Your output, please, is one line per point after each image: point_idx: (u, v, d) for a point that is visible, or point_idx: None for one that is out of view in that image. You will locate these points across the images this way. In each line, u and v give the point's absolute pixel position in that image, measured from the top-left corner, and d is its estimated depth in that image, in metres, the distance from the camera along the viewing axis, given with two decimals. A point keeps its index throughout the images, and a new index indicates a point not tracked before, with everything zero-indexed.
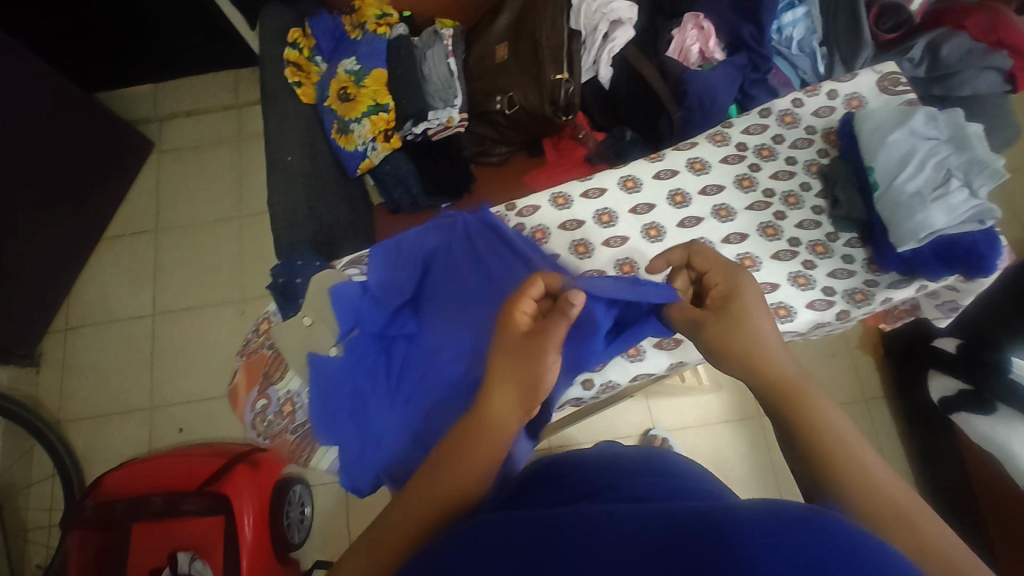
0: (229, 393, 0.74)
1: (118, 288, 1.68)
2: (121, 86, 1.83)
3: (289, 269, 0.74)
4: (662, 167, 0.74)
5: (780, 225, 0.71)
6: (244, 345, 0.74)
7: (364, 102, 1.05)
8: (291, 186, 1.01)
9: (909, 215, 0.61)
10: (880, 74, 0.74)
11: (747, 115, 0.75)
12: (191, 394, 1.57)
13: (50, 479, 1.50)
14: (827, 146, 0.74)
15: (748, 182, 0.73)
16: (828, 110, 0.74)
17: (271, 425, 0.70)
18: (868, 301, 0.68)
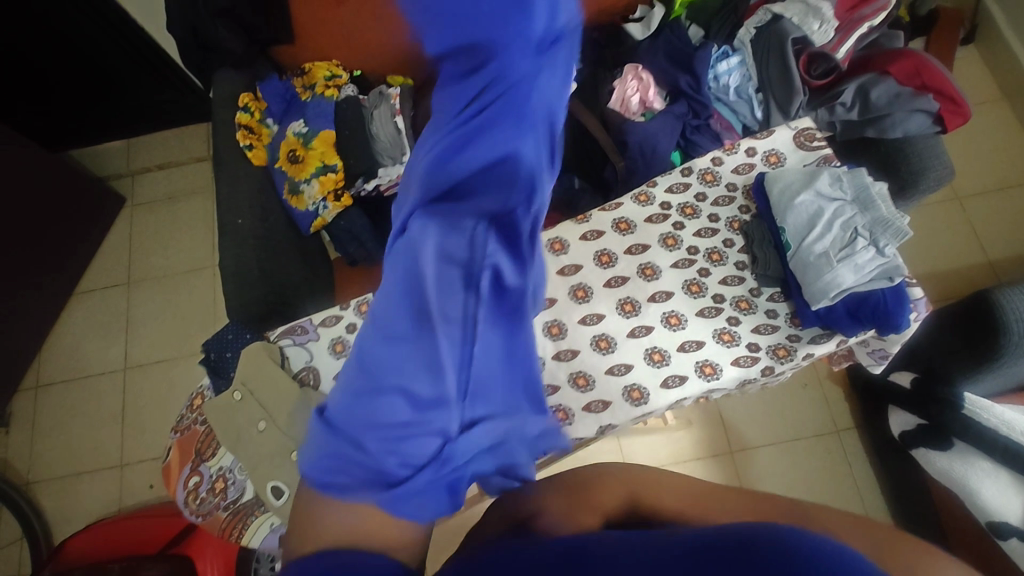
0: (163, 471, 0.75)
1: (90, 344, 1.68)
2: (94, 143, 1.85)
3: (219, 344, 0.76)
4: (588, 228, 0.80)
5: (703, 282, 0.76)
6: (177, 423, 0.75)
7: (312, 164, 1.07)
8: (241, 248, 1.02)
9: (819, 275, 0.67)
10: (795, 130, 0.81)
11: (670, 176, 0.82)
12: (162, 449, 1.55)
13: (18, 543, 1.49)
14: (746, 203, 0.80)
15: (672, 241, 0.78)
16: (745, 167, 0.81)
17: (203, 503, 0.71)
18: (791, 356, 0.72)
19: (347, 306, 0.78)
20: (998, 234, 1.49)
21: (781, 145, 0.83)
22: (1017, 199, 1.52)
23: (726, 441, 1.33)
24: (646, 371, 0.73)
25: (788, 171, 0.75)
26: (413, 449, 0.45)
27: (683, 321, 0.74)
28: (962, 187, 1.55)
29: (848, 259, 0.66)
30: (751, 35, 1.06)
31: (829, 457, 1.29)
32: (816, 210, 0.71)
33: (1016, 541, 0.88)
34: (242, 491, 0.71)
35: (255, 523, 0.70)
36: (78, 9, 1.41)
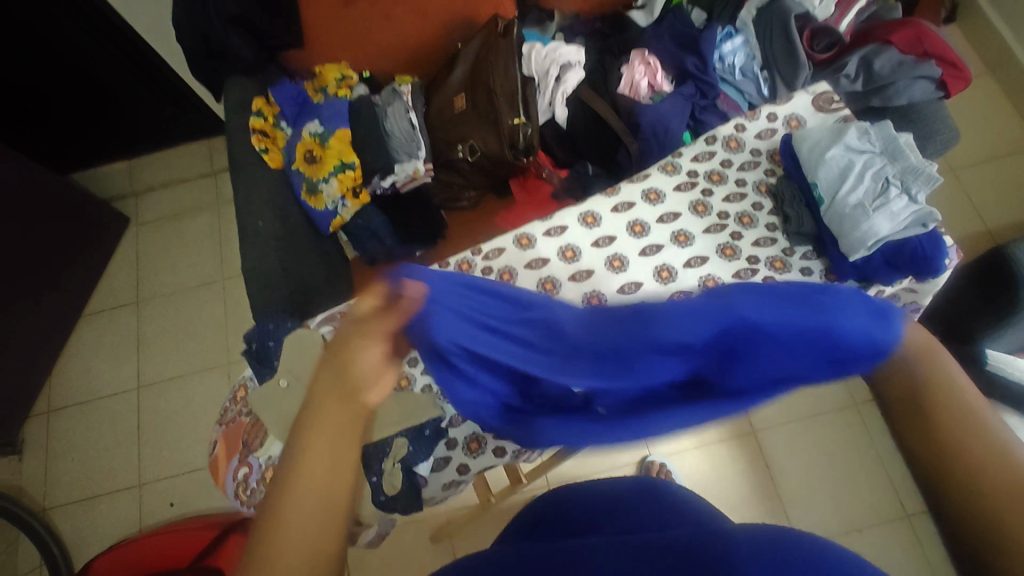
0: (212, 465, 0.84)
1: (101, 365, 1.66)
2: (93, 165, 1.84)
3: (262, 335, 0.84)
4: (619, 201, 0.89)
5: (737, 245, 0.85)
6: (223, 416, 0.85)
7: (330, 162, 1.08)
8: (263, 249, 1.03)
9: (857, 225, 0.76)
10: (813, 94, 0.92)
11: (696, 146, 0.93)
12: (182, 465, 1.53)
13: (36, 570, 1.46)
14: (772, 164, 0.91)
15: (703, 208, 0.88)
16: (767, 132, 0.92)
17: (255, 493, 0.78)
18: None
19: None
20: (998, 201, 1.52)
21: (800, 109, 0.93)
22: (1012, 168, 1.56)
23: (747, 421, 1.41)
24: None
25: (813, 130, 0.85)
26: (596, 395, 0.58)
27: None
28: (958, 161, 1.59)
29: (883, 209, 0.76)
30: (752, 15, 1.10)
31: (852, 430, 1.37)
32: (846, 163, 0.80)
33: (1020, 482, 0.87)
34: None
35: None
36: (74, 23, 1.41)
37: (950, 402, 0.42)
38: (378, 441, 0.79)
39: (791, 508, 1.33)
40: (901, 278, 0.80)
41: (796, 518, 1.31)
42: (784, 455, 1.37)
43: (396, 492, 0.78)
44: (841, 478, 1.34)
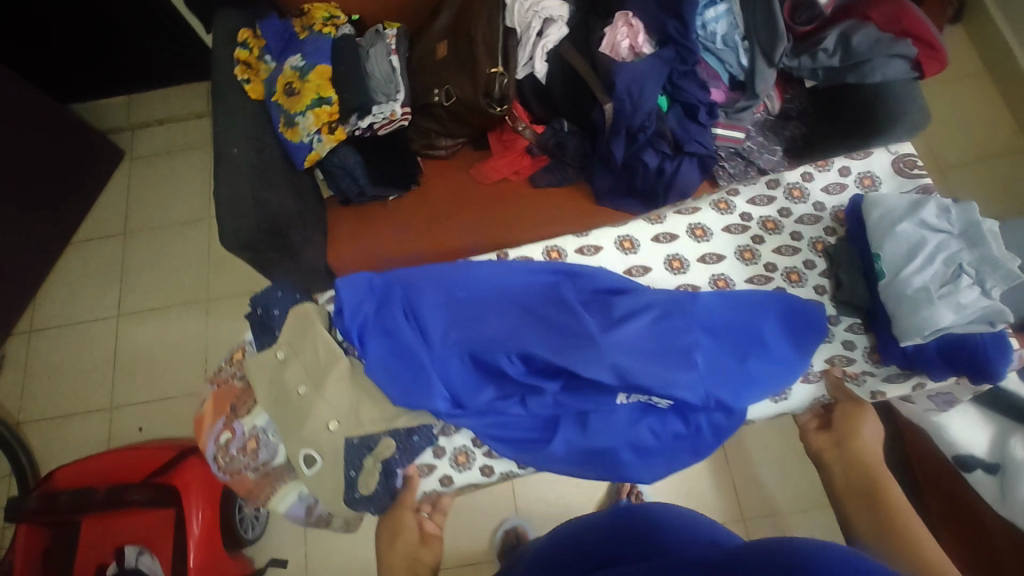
0: (197, 421, 0.92)
1: (85, 292, 1.70)
2: (93, 97, 1.87)
3: (267, 301, 0.93)
4: (662, 231, 1.00)
5: (757, 251, 0.98)
6: (217, 375, 0.94)
7: (308, 96, 1.09)
8: (236, 176, 1.04)
9: (918, 309, 0.80)
10: (895, 156, 0.99)
11: (756, 189, 1.01)
12: (153, 393, 1.57)
13: (6, 478, 1.50)
14: (834, 224, 0.98)
15: (750, 255, 0.98)
16: (836, 187, 0.99)
17: (234, 460, 0.87)
18: (858, 379, 0.91)
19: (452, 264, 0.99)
20: (982, 203, 1.52)
21: (878, 169, 1.00)
22: (1000, 170, 1.55)
23: None
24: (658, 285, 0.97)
25: (890, 198, 0.89)
26: (528, 402, 0.84)
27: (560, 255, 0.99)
28: (945, 158, 1.58)
29: (949, 297, 0.79)
30: None
31: None
32: (917, 240, 0.83)
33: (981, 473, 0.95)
34: (272, 454, 0.87)
35: (283, 489, 0.87)
36: None
37: None
38: (362, 438, 0.86)
39: (740, 482, 1.37)
40: (952, 374, 0.84)
41: (742, 493, 1.36)
42: (741, 433, 1.40)
43: (370, 492, 0.85)
44: (792, 459, 1.38)
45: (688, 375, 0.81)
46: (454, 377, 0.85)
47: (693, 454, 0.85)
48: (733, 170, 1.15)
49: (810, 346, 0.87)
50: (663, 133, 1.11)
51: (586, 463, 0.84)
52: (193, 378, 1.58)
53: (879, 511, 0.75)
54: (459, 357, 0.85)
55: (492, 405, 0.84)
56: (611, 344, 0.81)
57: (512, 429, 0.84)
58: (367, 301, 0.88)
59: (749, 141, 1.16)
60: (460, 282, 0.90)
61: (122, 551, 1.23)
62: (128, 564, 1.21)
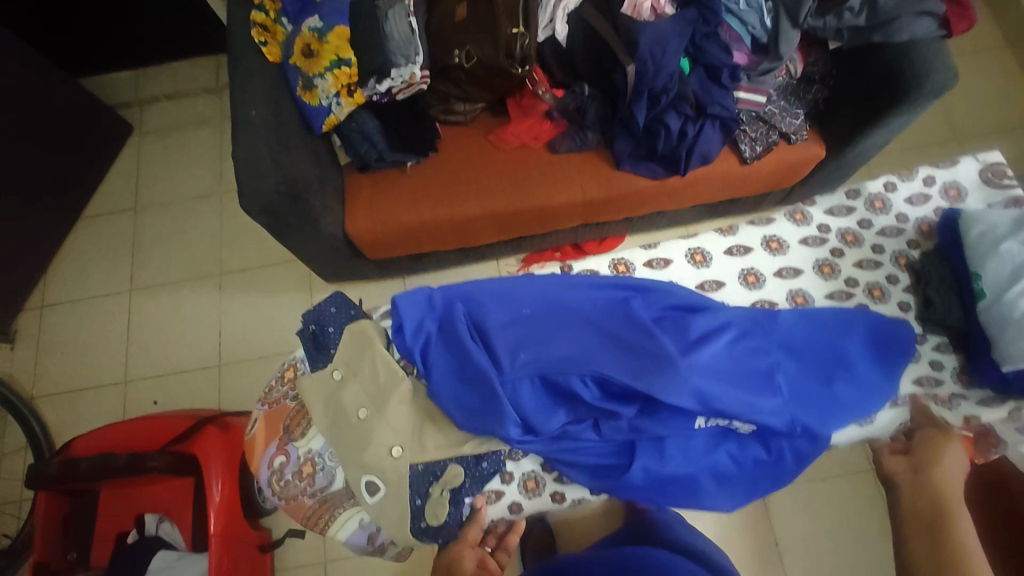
0: (247, 442, 0.87)
1: (96, 267, 1.69)
2: (101, 72, 1.85)
3: (320, 318, 0.85)
4: (736, 245, 0.95)
5: (836, 264, 0.93)
6: (266, 396, 0.88)
7: (327, 57, 1.09)
8: (254, 137, 1.02)
9: (1019, 336, 0.75)
10: (983, 165, 0.95)
11: (836, 200, 0.96)
12: (166, 366, 1.57)
13: (20, 452, 1.50)
14: (918, 236, 0.93)
15: (830, 269, 0.93)
16: (919, 198, 0.95)
17: (288, 485, 0.82)
18: (950, 404, 0.86)
19: None
20: None
21: (963, 178, 0.95)
22: (1018, 140, 1.54)
23: None
24: (738, 293, 0.92)
25: (987, 214, 0.82)
26: (602, 425, 0.77)
27: (628, 268, 0.95)
28: (962, 129, 1.57)
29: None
30: None
31: None
32: (1021, 260, 0.77)
33: None
34: (330, 480, 0.82)
35: (341, 516, 0.81)
36: None
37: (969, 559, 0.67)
38: (427, 464, 0.79)
39: None
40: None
41: None
42: None
43: (438, 522, 0.79)
44: None
45: (769, 401, 0.76)
46: (525, 402, 0.76)
47: (773, 482, 0.80)
48: (754, 135, 1.14)
49: (898, 370, 0.82)
50: (685, 95, 1.10)
51: (663, 490, 0.78)
52: (207, 351, 1.58)
53: (939, 538, 0.71)
54: (531, 380, 0.76)
55: (564, 429, 0.77)
56: (691, 367, 0.74)
57: (586, 455, 0.78)
58: (428, 319, 0.81)
59: (772, 105, 1.15)
60: (523, 295, 0.83)
61: (141, 519, 1.23)
62: (149, 530, 1.21)
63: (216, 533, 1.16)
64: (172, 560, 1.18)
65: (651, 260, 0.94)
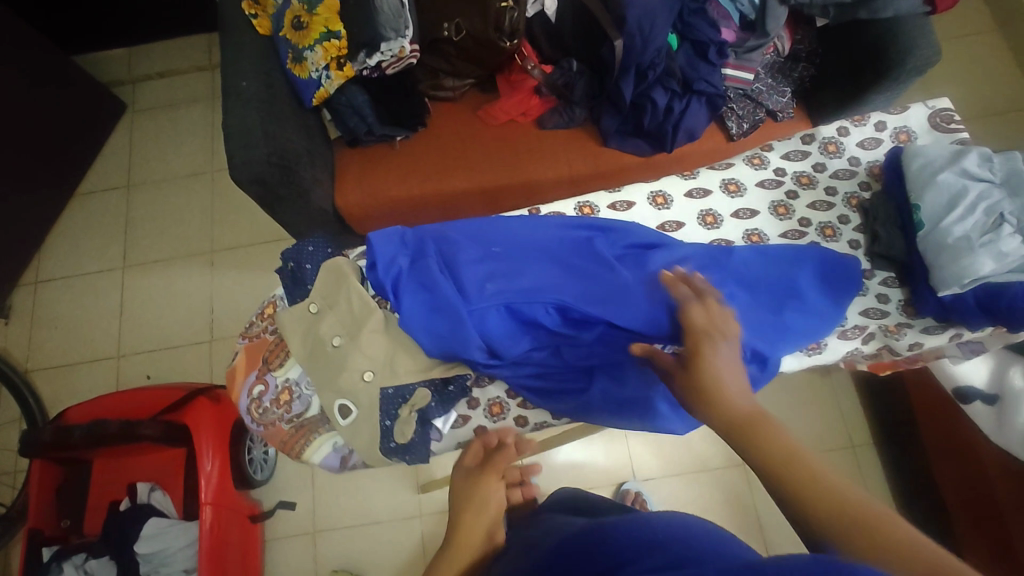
0: (227, 375, 0.80)
1: (89, 244, 1.70)
2: (95, 50, 1.85)
3: (299, 253, 0.79)
4: (694, 186, 0.86)
5: (791, 205, 0.85)
6: (246, 329, 0.81)
7: (317, 29, 1.09)
8: (244, 109, 1.03)
9: (957, 260, 0.68)
10: (932, 111, 0.87)
11: (791, 143, 0.88)
12: (159, 341, 1.58)
13: (15, 424, 1.52)
14: (869, 179, 0.85)
15: (784, 210, 0.84)
16: (872, 142, 0.87)
17: (267, 413, 0.76)
18: (900, 335, 0.76)
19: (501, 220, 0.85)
20: None
21: (913, 124, 0.88)
22: (1007, 124, 1.55)
23: None
24: (695, 233, 0.84)
25: (929, 148, 0.77)
26: (563, 352, 0.74)
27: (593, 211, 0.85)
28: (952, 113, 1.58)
29: (990, 246, 0.68)
30: None
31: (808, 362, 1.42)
32: (958, 190, 0.71)
33: (980, 404, 0.97)
34: (308, 405, 0.76)
35: (318, 440, 0.75)
36: None
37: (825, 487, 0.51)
38: (398, 387, 0.73)
39: None
40: (989, 325, 0.71)
41: None
42: None
43: (406, 442, 0.71)
44: None
45: None
46: (492, 330, 0.72)
47: None
48: (742, 112, 1.15)
49: (846, 301, 0.75)
50: (673, 71, 1.11)
51: (622, 415, 0.74)
52: (199, 327, 1.59)
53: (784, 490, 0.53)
54: (497, 310, 0.72)
55: (525, 358, 0.74)
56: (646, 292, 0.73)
57: (545, 382, 0.75)
58: (401, 255, 0.76)
59: (758, 83, 1.16)
60: (489, 231, 0.80)
61: (134, 488, 1.25)
62: (141, 499, 1.23)
63: (207, 501, 1.18)
64: (164, 527, 1.20)
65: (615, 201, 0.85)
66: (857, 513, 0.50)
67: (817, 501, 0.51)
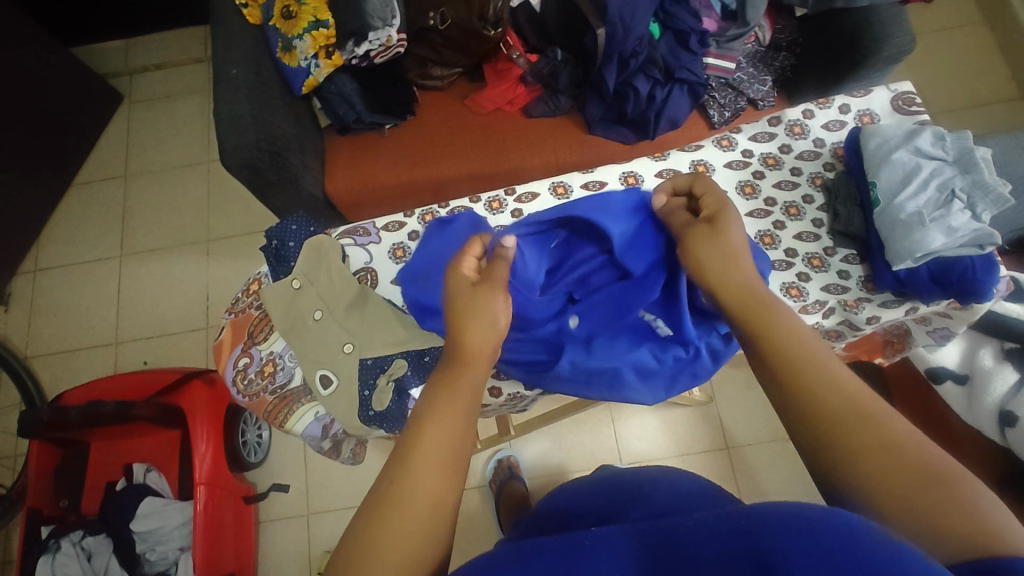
0: (214, 349, 0.83)
1: (88, 232, 1.73)
2: (93, 41, 1.87)
3: (282, 232, 0.81)
4: (665, 167, 0.88)
5: (758, 185, 0.87)
6: (233, 305, 0.84)
7: (305, 19, 1.11)
8: (234, 96, 1.06)
9: (909, 235, 0.70)
10: (894, 94, 0.89)
11: (757, 125, 0.90)
12: (157, 328, 1.61)
13: (16, 408, 1.55)
14: (833, 160, 0.87)
15: (751, 190, 0.86)
16: (837, 124, 0.89)
17: (252, 384, 0.79)
18: (858, 309, 0.78)
19: (478, 201, 0.87)
20: None
21: (876, 107, 0.90)
22: (992, 115, 1.56)
23: None
24: None
25: (886, 127, 0.79)
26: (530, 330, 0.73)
27: (568, 191, 0.87)
28: (937, 103, 1.60)
29: (940, 221, 0.70)
30: None
31: None
32: (912, 168, 0.74)
33: (951, 383, 0.99)
34: (290, 377, 0.78)
35: (300, 410, 0.77)
36: None
37: (886, 425, 0.46)
38: (376, 358, 0.75)
39: (724, 413, 1.42)
40: (943, 298, 0.74)
41: (727, 421, 1.42)
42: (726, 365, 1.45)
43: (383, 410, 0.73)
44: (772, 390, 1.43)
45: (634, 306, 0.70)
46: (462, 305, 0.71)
47: (694, 380, 0.74)
48: (722, 100, 1.18)
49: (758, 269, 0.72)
50: (654, 60, 1.13)
51: (590, 384, 0.73)
52: (195, 313, 1.62)
53: (834, 433, 0.47)
54: None
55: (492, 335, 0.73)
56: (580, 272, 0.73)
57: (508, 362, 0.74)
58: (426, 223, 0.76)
59: (739, 72, 1.18)
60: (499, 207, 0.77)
61: (130, 467, 1.28)
62: (137, 478, 1.27)
63: (200, 481, 1.21)
64: (160, 506, 1.24)
65: (587, 181, 0.87)
66: (904, 462, 0.44)
67: (859, 437, 0.46)
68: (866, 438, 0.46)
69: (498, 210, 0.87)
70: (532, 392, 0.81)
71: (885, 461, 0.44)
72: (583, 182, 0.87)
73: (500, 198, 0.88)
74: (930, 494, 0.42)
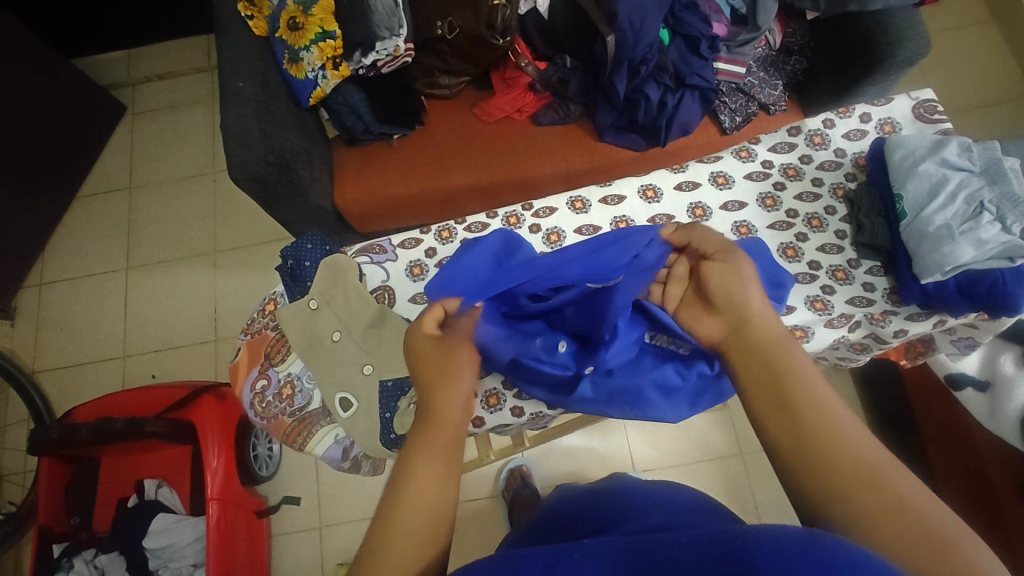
0: (230, 371, 0.82)
1: (93, 245, 1.72)
2: (95, 52, 1.86)
3: (297, 252, 0.80)
4: (684, 179, 0.87)
5: (779, 197, 0.86)
6: (248, 326, 0.83)
7: (312, 30, 1.10)
8: (242, 110, 1.05)
9: (937, 248, 0.70)
10: (915, 101, 0.88)
11: (777, 135, 0.89)
12: (165, 341, 1.61)
13: (25, 423, 1.54)
14: (855, 170, 0.87)
15: (772, 202, 0.85)
16: (858, 133, 0.88)
17: (270, 406, 0.78)
18: (885, 322, 0.78)
19: (496, 216, 0.86)
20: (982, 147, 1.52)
21: (897, 115, 0.89)
22: (1003, 114, 1.55)
23: None
24: None
25: (911, 137, 0.78)
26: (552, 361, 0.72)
27: (586, 205, 0.86)
28: (947, 103, 1.58)
29: (969, 233, 0.69)
30: None
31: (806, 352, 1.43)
32: (939, 179, 0.73)
33: (972, 391, 0.98)
34: (309, 399, 0.78)
35: (320, 432, 0.76)
36: None
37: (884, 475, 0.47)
38: (397, 380, 0.75)
39: (739, 419, 1.41)
40: (972, 311, 0.73)
41: (741, 427, 1.41)
42: None
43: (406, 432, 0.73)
44: None
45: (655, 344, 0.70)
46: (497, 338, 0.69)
47: (717, 398, 0.75)
48: (734, 105, 1.17)
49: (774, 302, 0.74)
50: (665, 66, 1.12)
51: (613, 403, 0.73)
52: (203, 325, 1.61)
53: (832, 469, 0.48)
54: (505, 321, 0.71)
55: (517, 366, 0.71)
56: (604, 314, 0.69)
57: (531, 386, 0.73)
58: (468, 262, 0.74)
59: (751, 76, 1.17)
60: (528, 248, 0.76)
61: (141, 484, 1.28)
62: (148, 494, 1.26)
63: (214, 497, 1.20)
64: (172, 522, 1.23)
65: (606, 195, 0.86)
66: (899, 512, 0.45)
67: (856, 483, 0.47)
68: (898, 523, 0.44)
69: (515, 226, 0.86)
70: (554, 411, 0.80)
71: (881, 509, 0.45)
72: (601, 196, 0.86)
73: (517, 214, 0.87)
74: (929, 557, 0.42)
